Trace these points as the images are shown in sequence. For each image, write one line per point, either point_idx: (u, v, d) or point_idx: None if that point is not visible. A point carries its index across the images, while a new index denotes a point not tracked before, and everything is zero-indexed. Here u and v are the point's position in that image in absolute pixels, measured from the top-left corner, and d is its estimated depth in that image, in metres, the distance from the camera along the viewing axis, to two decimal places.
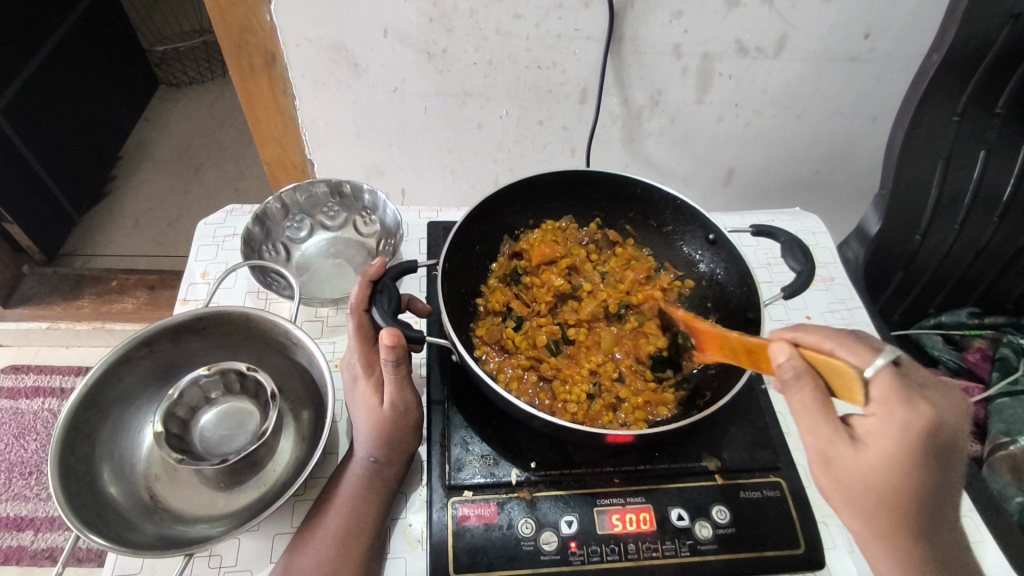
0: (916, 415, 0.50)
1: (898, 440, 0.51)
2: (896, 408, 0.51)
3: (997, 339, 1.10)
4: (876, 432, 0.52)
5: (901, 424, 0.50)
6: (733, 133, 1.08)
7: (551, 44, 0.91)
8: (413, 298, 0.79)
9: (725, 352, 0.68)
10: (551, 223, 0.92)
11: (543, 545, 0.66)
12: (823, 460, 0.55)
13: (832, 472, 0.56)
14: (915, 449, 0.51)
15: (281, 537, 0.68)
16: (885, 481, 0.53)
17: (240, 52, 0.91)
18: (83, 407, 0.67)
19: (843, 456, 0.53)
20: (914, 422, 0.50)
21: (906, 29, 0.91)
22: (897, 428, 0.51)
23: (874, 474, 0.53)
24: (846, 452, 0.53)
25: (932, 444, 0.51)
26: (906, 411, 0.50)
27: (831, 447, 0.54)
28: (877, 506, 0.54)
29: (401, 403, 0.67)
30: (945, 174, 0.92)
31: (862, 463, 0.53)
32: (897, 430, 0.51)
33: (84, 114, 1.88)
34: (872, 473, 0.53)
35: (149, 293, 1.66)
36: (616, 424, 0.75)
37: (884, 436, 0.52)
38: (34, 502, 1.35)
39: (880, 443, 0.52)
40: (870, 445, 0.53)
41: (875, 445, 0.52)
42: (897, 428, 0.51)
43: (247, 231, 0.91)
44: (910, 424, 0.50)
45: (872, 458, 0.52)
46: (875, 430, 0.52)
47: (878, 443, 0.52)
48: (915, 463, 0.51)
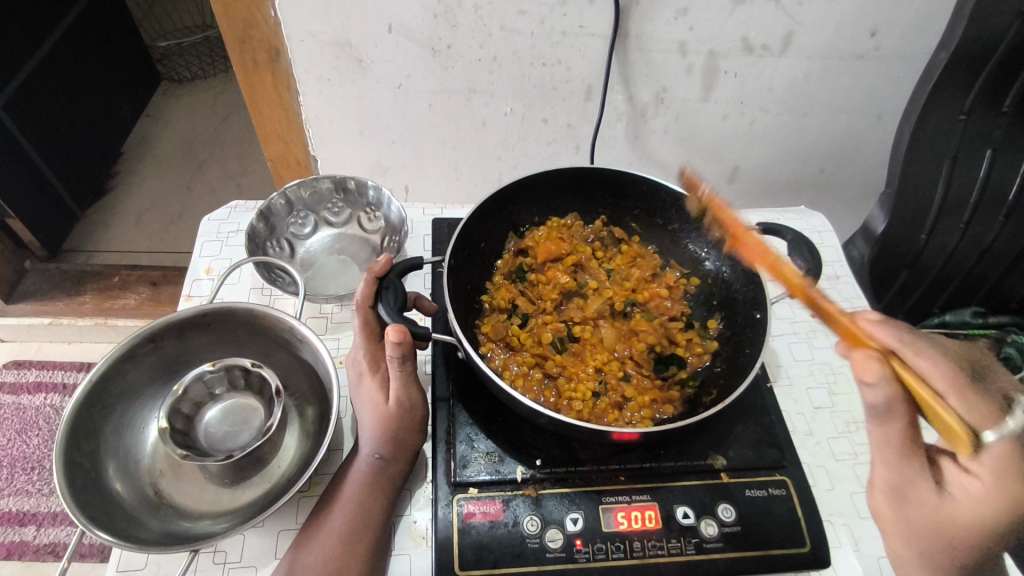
0: None
1: (998, 508, 0.49)
2: (1009, 480, 0.48)
3: (1001, 338, 1.06)
4: (973, 494, 0.50)
5: (1008, 495, 0.48)
6: (738, 131, 1.07)
7: (556, 41, 0.91)
8: (419, 296, 0.80)
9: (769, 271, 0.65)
10: (555, 221, 0.92)
11: (548, 542, 0.66)
12: (896, 494, 0.55)
13: (899, 505, 0.55)
14: (1013, 518, 0.49)
15: (286, 533, 0.67)
16: (963, 535, 0.51)
17: (244, 47, 0.91)
18: (87, 402, 0.67)
19: (924, 500, 0.53)
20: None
21: (913, 26, 0.90)
22: (1002, 497, 0.49)
23: (953, 527, 0.52)
24: (925, 498, 0.53)
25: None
26: (1020, 485, 0.48)
27: (913, 487, 0.54)
28: (939, 546, 0.54)
29: (406, 400, 0.68)
30: (951, 171, 0.92)
31: (944, 512, 0.52)
32: (1000, 498, 0.49)
33: (86, 110, 1.88)
34: (949, 524, 0.52)
35: (151, 290, 1.66)
36: (623, 423, 0.74)
37: (982, 500, 0.50)
38: (36, 497, 1.35)
39: (973, 504, 0.50)
40: (960, 502, 0.51)
41: (966, 505, 0.51)
42: (1002, 499, 0.49)
43: (251, 227, 0.90)
44: (1022, 498, 0.48)
45: (958, 513, 0.51)
46: (972, 491, 0.51)
47: (970, 504, 0.50)
48: (1002, 530, 0.50)
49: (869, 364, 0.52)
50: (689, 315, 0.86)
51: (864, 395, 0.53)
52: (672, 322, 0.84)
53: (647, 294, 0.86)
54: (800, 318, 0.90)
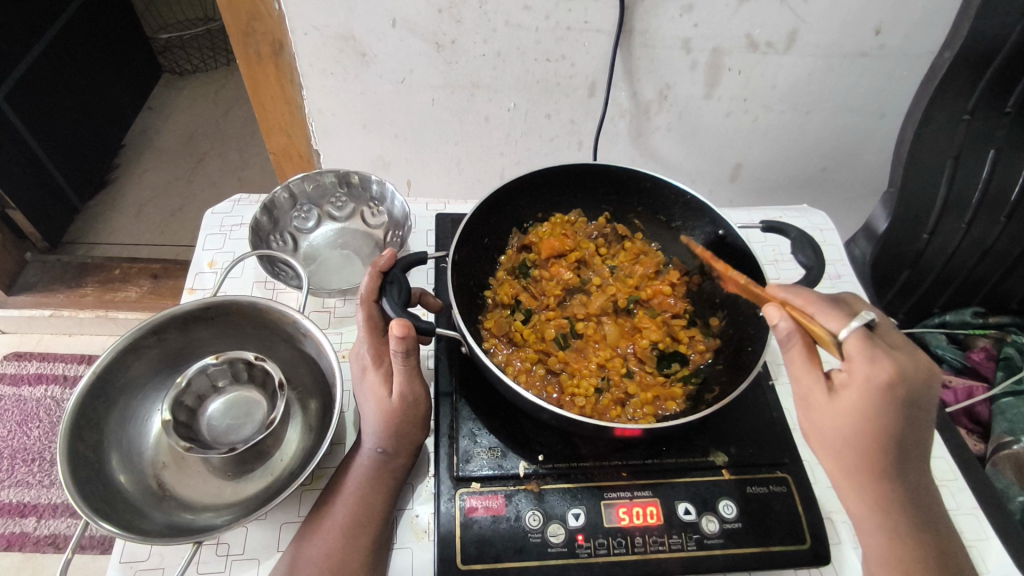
0: (880, 367, 0.54)
1: (864, 388, 0.54)
2: (862, 361, 0.55)
3: (1002, 338, 1.10)
4: (846, 384, 0.56)
5: (866, 375, 0.54)
6: (741, 129, 1.07)
7: (560, 37, 0.91)
8: (423, 291, 0.80)
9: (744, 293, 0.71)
10: (559, 217, 0.92)
11: (551, 537, 0.66)
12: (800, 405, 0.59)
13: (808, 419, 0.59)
14: (878, 401, 0.54)
15: (288, 526, 0.68)
16: (852, 430, 0.56)
17: (248, 40, 0.91)
18: (91, 394, 0.67)
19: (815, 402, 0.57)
20: (875, 373, 0.54)
21: (917, 25, 0.90)
22: (862, 378, 0.54)
23: (843, 422, 0.56)
24: (819, 401, 0.57)
25: (893, 396, 0.54)
26: (869, 365, 0.54)
27: (809, 395, 0.58)
28: (850, 454, 0.57)
29: (409, 394, 0.67)
30: (954, 171, 0.92)
31: (833, 410, 0.56)
32: (862, 377, 0.54)
33: (87, 101, 1.87)
34: (840, 422, 0.56)
35: (152, 282, 1.66)
36: (625, 419, 0.75)
37: (851, 386, 0.55)
38: (36, 488, 1.35)
39: (848, 393, 0.55)
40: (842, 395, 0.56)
41: (845, 395, 0.56)
42: (863, 380, 0.54)
43: (255, 220, 0.91)
44: (875, 376, 0.54)
45: (841, 407, 0.56)
46: (844, 383, 0.56)
47: (847, 395, 0.56)
48: (879, 414, 0.55)
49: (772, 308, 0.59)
50: (690, 312, 0.87)
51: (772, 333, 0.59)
52: (673, 320, 0.84)
53: (649, 292, 0.86)
54: None
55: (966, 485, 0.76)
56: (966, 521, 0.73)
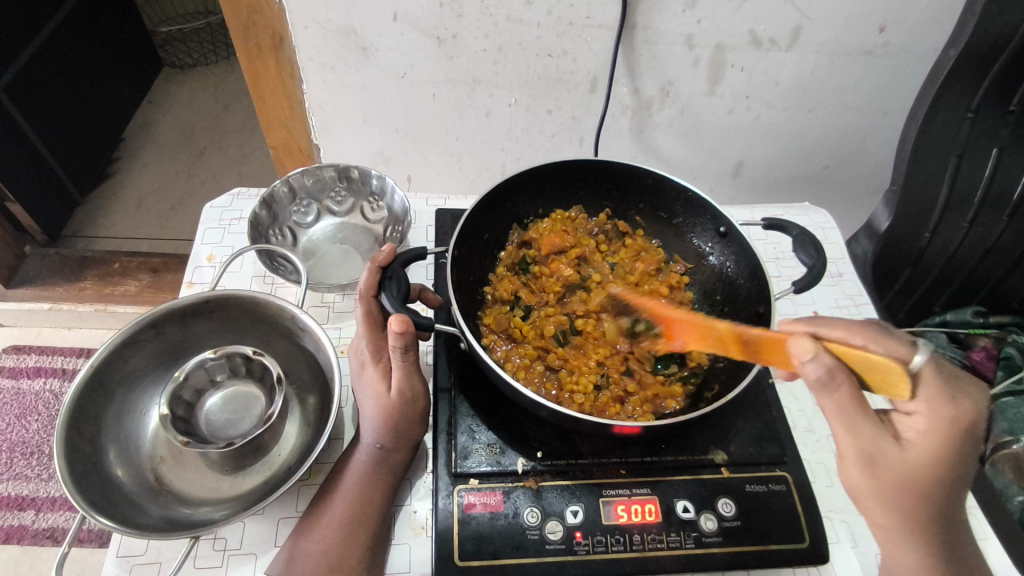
0: (962, 410, 0.53)
1: (945, 434, 0.53)
2: (945, 404, 0.53)
3: (1003, 338, 1.08)
4: (923, 431, 0.54)
5: (950, 418, 0.53)
6: (743, 126, 1.07)
7: (562, 32, 0.90)
8: (423, 288, 0.80)
9: (708, 341, 0.66)
10: (559, 213, 0.92)
11: (549, 534, 0.66)
12: (865, 460, 0.55)
13: (869, 470, 0.56)
14: (955, 445, 0.54)
15: (286, 521, 0.67)
16: (923, 474, 0.55)
17: (248, 32, 0.90)
18: (88, 388, 0.67)
19: (890, 455, 0.54)
20: (958, 417, 0.53)
21: (922, 23, 0.89)
22: (945, 424, 0.53)
23: (916, 469, 0.54)
24: (892, 451, 0.55)
25: (967, 438, 0.54)
26: (953, 408, 0.53)
27: (879, 447, 0.54)
28: (908, 498, 0.56)
29: (408, 390, 0.67)
30: (957, 170, 0.91)
31: (908, 459, 0.54)
32: (944, 422, 0.53)
33: (87, 94, 1.86)
34: (915, 470, 0.54)
35: (151, 276, 1.65)
36: (625, 416, 0.75)
37: (929, 432, 0.54)
38: (35, 482, 1.35)
39: (926, 440, 0.54)
40: (914, 442, 0.54)
41: (920, 441, 0.54)
42: (944, 426, 0.53)
43: (255, 215, 0.90)
44: (959, 419, 0.53)
45: (916, 454, 0.54)
46: (918, 428, 0.54)
47: (921, 442, 0.54)
48: (952, 454, 0.54)
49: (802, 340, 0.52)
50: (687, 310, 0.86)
51: (805, 373, 0.52)
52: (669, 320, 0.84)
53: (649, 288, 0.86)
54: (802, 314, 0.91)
55: (966, 485, 0.76)
56: (964, 520, 0.73)
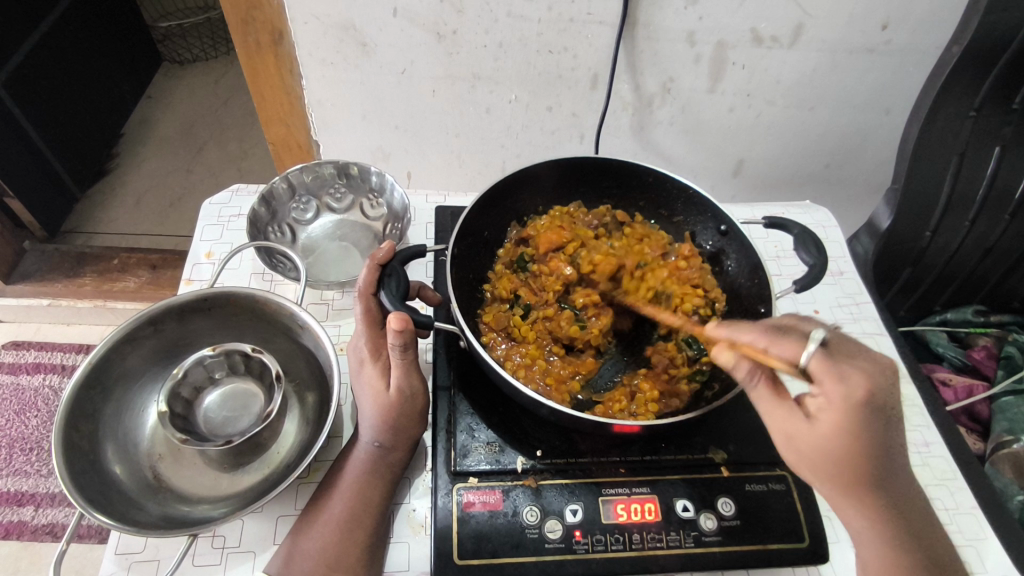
0: (853, 384, 0.54)
1: (844, 411, 0.54)
2: (833, 383, 0.55)
3: (1003, 337, 1.10)
4: (824, 408, 0.56)
5: (842, 395, 0.54)
6: (744, 123, 1.06)
7: (563, 28, 0.90)
8: (423, 285, 0.79)
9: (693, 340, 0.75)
10: (558, 209, 0.92)
11: (548, 533, 0.66)
12: (787, 440, 0.59)
13: (795, 450, 0.59)
14: (862, 419, 0.54)
15: (285, 519, 0.67)
16: (840, 447, 0.56)
17: (247, 28, 0.90)
18: (87, 385, 0.66)
19: (799, 432, 0.58)
20: (851, 392, 0.54)
21: (925, 20, 0.89)
22: (838, 401, 0.55)
23: (831, 445, 0.56)
24: (801, 428, 0.58)
25: (875, 409, 0.54)
26: (841, 385, 0.54)
27: (789, 426, 0.58)
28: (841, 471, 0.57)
29: (407, 388, 0.67)
30: (959, 169, 0.91)
31: (819, 435, 0.56)
32: (840, 400, 0.54)
33: (86, 89, 1.85)
34: (828, 444, 0.56)
35: (151, 272, 1.65)
36: (628, 415, 0.73)
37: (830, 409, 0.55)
38: (34, 478, 1.35)
39: (829, 417, 0.56)
40: (822, 419, 0.56)
41: (823, 419, 0.56)
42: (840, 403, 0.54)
43: (253, 212, 0.90)
44: (851, 395, 0.54)
45: (825, 430, 0.56)
46: (822, 407, 0.56)
47: (827, 420, 0.56)
48: (862, 429, 0.55)
49: (722, 349, 0.60)
50: (708, 283, 0.84)
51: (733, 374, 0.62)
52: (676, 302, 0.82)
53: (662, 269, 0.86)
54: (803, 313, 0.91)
55: (966, 485, 0.75)
56: (964, 520, 0.73)
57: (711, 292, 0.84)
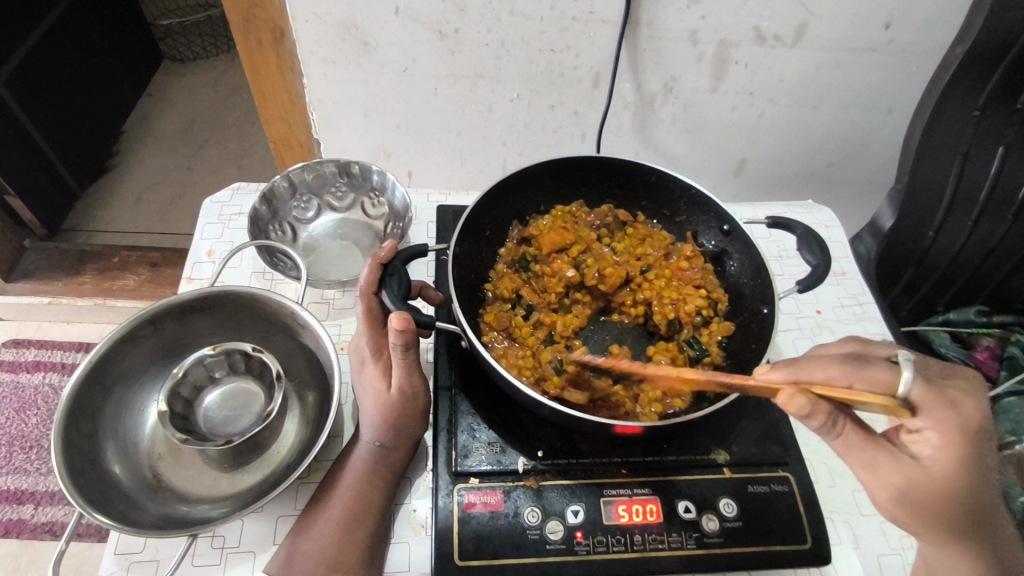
0: (962, 412, 0.54)
1: (960, 441, 0.53)
2: (944, 414, 0.54)
3: (1006, 338, 1.09)
4: (936, 444, 0.54)
5: (953, 423, 0.53)
6: (746, 123, 1.06)
7: (565, 27, 0.89)
8: (425, 285, 0.79)
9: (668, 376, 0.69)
10: (562, 209, 0.90)
11: (549, 534, 0.66)
12: (901, 492, 0.56)
13: (909, 502, 0.56)
14: (975, 449, 0.54)
15: (285, 519, 0.67)
16: (961, 485, 0.54)
17: (248, 27, 0.90)
18: (87, 384, 0.66)
19: (915, 476, 0.55)
20: (962, 420, 0.54)
21: (929, 19, 0.88)
22: (955, 434, 0.53)
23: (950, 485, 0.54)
24: (917, 472, 0.55)
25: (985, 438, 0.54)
26: (953, 411, 0.54)
27: (901, 473, 0.56)
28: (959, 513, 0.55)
29: (409, 387, 0.67)
30: (963, 169, 0.90)
31: (936, 477, 0.54)
32: (954, 430, 0.53)
33: (86, 87, 1.85)
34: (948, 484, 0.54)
35: (151, 271, 1.64)
36: (633, 416, 0.73)
37: (946, 445, 0.54)
38: (34, 476, 1.35)
39: (943, 453, 0.54)
40: (935, 458, 0.55)
41: (937, 456, 0.54)
42: (957, 434, 0.53)
43: (254, 210, 0.89)
44: (963, 424, 0.54)
45: (943, 471, 0.54)
46: (933, 443, 0.55)
47: (939, 456, 0.54)
48: (977, 461, 0.54)
49: (795, 396, 0.54)
50: (710, 284, 0.85)
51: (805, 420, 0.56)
52: (681, 303, 0.81)
53: (667, 271, 0.85)
54: (805, 313, 0.91)
55: None
56: None
57: (713, 293, 0.84)
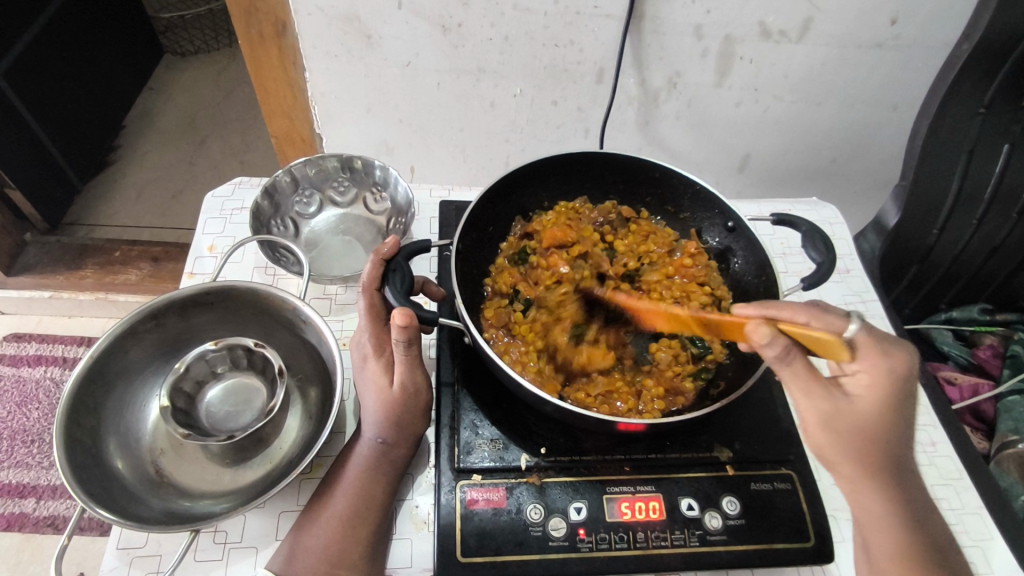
0: (896, 360, 0.57)
1: (888, 384, 0.56)
2: (880, 358, 0.56)
3: (1008, 336, 1.09)
4: (867, 385, 0.57)
5: (887, 367, 0.56)
6: (751, 119, 1.05)
7: (569, 22, 0.89)
8: (427, 280, 0.78)
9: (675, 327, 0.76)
10: (564, 205, 0.89)
11: (551, 530, 0.66)
12: (824, 420, 0.57)
13: (829, 431, 0.57)
14: (898, 395, 0.56)
15: (287, 515, 0.67)
16: (880, 423, 0.57)
17: (250, 20, 0.89)
18: (88, 378, 0.66)
19: (842, 408, 0.57)
20: (894, 368, 0.56)
21: (935, 15, 0.88)
22: (886, 376, 0.56)
23: (868, 421, 0.56)
24: (843, 405, 0.57)
25: (908, 388, 0.57)
26: (888, 359, 0.56)
27: (832, 404, 0.57)
28: (873, 450, 0.57)
29: (411, 384, 0.66)
30: (968, 166, 0.90)
31: (858, 410, 0.57)
32: (885, 373, 0.56)
33: (87, 80, 1.84)
34: (868, 420, 0.56)
35: (152, 265, 1.65)
36: (634, 413, 0.73)
37: (875, 385, 0.56)
38: (36, 469, 1.35)
39: (871, 392, 0.56)
40: (860, 395, 0.57)
41: (864, 394, 0.57)
42: (887, 377, 0.56)
43: (256, 205, 0.89)
44: (895, 370, 0.56)
45: (866, 405, 0.57)
46: (864, 382, 0.57)
47: (868, 394, 0.57)
48: (897, 405, 0.57)
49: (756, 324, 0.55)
50: (715, 282, 0.84)
51: (764, 352, 0.56)
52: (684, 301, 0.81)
53: (670, 267, 0.85)
54: None
55: (971, 485, 0.75)
56: (971, 520, 0.72)
57: (717, 290, 0.83)
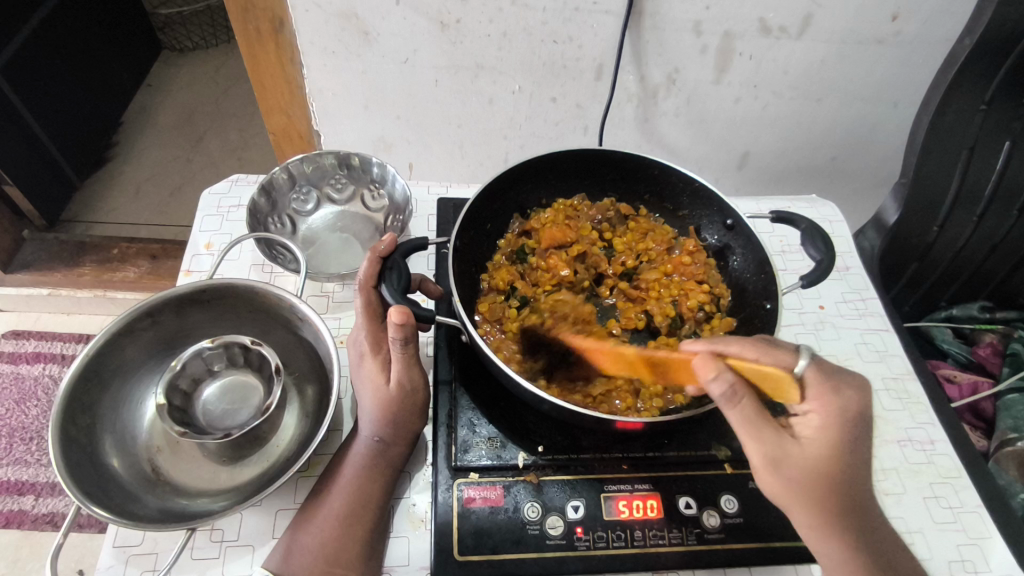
0: (845, 398, 0.60)
1: (838, 420, 0.59)
2: (829, 396, 0.60)
3: (1009, 334, 1.09)
4: (819, 426, 0.59)
5: (837, 405, 0.59)
6: (750, 115, 1.05)
7: (567, 18, 0.88)
8: (424, 278, 0.78)
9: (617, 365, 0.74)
10: (563, 202, 0.89)
11: (549, 529, 0.65)
12: (774, 464, 0.58)
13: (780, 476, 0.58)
14: (848, 434, 0.59)
15: (285, 512, 0.67)
16: (832, 465, 0.58)
17: (247, 16, 0.88)
18: (85, 376, 0.66)
19: (793, 450, 0.58)
20: (844, 405, 0.60)
21: (936, 11, 0.87)
22: (836, 415, 0.59)
23: (822, 464, 0.58)
24: (794, 449, 0.58)
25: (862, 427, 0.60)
26: (838, 397, 0.60)
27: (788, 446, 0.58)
28: (830, 495, 0.58)
29: (407, 382, 0.67)
30: (969, 162, 0.89)
31: (810, 452, 0.58)
32: (838, 411, 0.59)
33: (85, 76, 1.84)
34: (819, 463, 0.58)
35: (151, 262, 1.64)
36: (633, 411, 0.72)
37: (825, 425, 0.59)
38: (34, 467, 1.35)
39: (821, 435, 0.59)
40: (812, 438, 0.59)
41: (815, 437, 0.59)
42: (837, 415, 0.59)
43: (254, 203, 0.88)
44: (844, 407, 0.60)
45: (817, 448, 0.58)
46: (816, 423, 0.60)
47: (818, 435, 0.59)
48: (847, 446, 0.59)
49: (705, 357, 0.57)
50: (711, 281, 0.84)
51: (709, 390, 0.57)
52: (682, 299, 0.82)
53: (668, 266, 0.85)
54: (808, 309, 0.90)
55: (970, 483, 0.75)
56: (970, 519, 0.72)
57: (715, 289, 0.83)
